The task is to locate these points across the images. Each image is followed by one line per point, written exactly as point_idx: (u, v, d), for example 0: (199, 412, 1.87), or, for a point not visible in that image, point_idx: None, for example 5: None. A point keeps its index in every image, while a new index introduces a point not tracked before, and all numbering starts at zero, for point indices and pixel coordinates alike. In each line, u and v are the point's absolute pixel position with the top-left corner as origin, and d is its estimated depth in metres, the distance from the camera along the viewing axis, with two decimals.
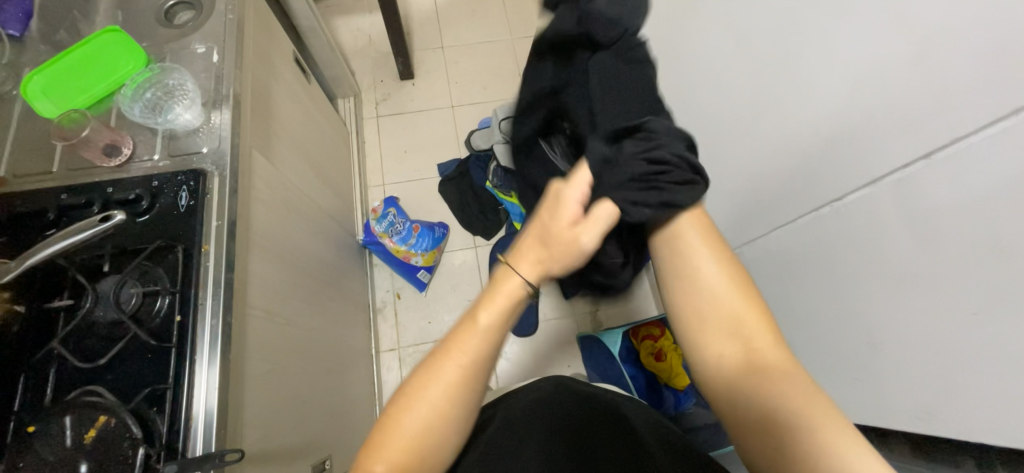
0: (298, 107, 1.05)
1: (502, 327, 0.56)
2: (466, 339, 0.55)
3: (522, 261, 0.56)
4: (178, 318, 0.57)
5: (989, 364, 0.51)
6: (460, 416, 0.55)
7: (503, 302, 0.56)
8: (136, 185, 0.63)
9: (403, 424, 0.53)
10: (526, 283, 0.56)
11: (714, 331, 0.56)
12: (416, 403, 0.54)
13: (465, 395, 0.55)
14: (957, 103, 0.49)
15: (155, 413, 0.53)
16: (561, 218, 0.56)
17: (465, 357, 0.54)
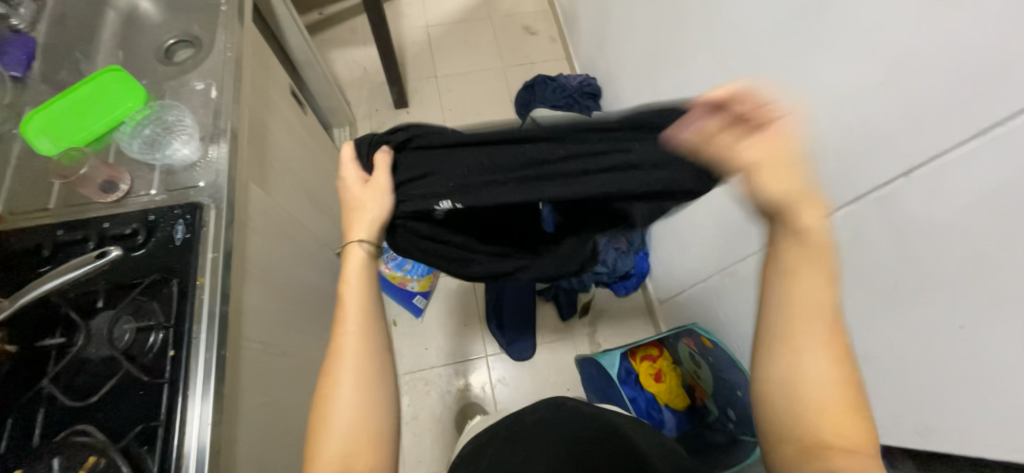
0: (294, 137, 1.07)
1: (371, 291, 0.56)
2: (341, 312, 0.54)
3: (355, 233, 0.55)
4: (171, 352, 0.57)
5: (984, 378, 0.52)
6: (382, 374, 0.54)
7: (357, 273, 0.56)
8: (133, 220, 0.63)
9: (333, 417, 0.51)
10: (365, 244, 0.55)
11: (801, 358, 0.45)
12: (333, 389, 0.52)
13: (374, 356, 0.54)
14: (932, 122, 0.51)
15: (146, 452, 0.52)
16: (350, 185, 0.57)
17: (352, 325, 0.53)
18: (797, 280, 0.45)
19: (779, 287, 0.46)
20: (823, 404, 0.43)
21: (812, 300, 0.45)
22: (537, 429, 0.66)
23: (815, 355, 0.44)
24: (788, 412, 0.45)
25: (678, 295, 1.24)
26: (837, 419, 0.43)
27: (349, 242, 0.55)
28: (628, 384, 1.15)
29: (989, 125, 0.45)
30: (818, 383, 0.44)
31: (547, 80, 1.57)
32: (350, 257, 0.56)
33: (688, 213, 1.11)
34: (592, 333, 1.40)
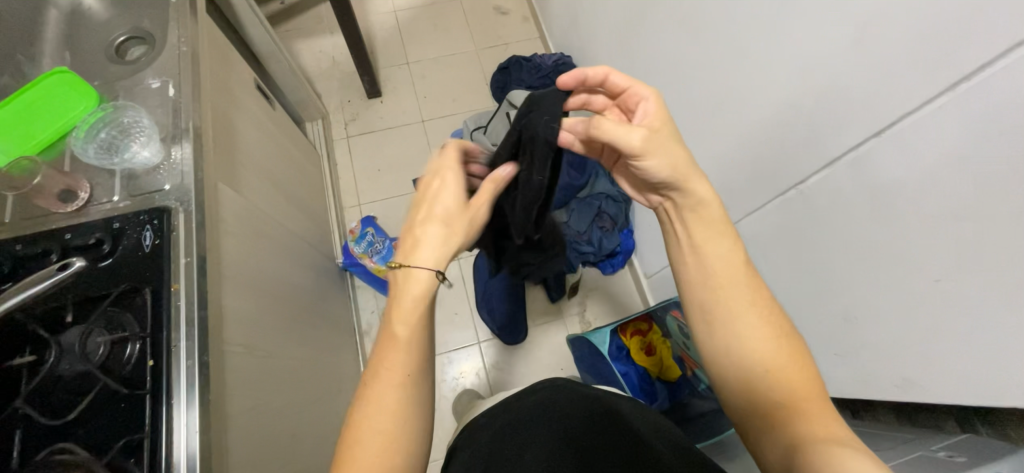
0: (264, 134, 1.03)
1: (423, 328, 0.54)
2: (391, 341, 0.52)
3: (422, 258, 0.53)
4: (151, 362, 0.55)
5: (957, 326, 0.54)
6: (420, 412, 0.52)
7: (411, 304, 0.53)
8: (96, 229, 0.61)
9: (362, 451, 0.49)
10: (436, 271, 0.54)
11: (722, 321, 0.52)
12: (370, 418, 0.50)
13: (416, 391, 0.52)
14: (900, 81, 0.52)
15: (133, 464, 0.51)
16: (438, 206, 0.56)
17: (402, 351, 0.52)
18: (704, 252, 0.54)
19: (703, 261, 0.54)
20: (773, 357, 0.50)
21: (729, 265, 0.54)
22: (527, 411, 0.67)
23: (749, 316, 0.52)
24: (731, 373, 0.52)
25: (664, 269, 1.26)
26: (780, 367, 0.49)
27: (415, 267, 0.53)
28: (619, 361, 1.18)
29: (958, 80, 0.46)
30: (756, 339, 0.51)
31: (522, 61, 1.54)
32: (411, 282, 0.53)
33: None
34: (581, 313, 1.41)
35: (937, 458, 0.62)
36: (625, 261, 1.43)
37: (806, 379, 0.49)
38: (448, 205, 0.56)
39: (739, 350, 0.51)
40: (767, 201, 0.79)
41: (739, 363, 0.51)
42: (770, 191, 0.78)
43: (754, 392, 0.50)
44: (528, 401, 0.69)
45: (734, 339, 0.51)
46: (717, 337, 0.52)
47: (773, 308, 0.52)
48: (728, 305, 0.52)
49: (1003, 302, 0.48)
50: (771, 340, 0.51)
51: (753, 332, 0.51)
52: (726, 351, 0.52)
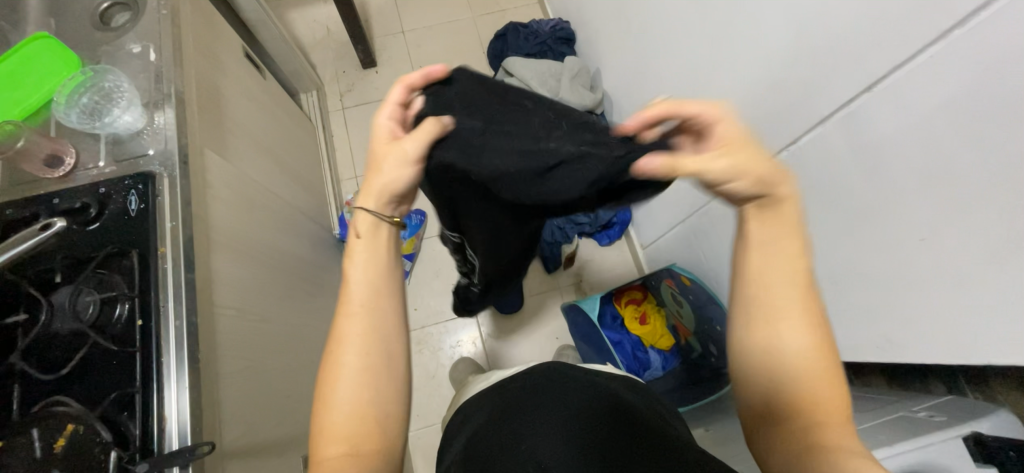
0: (253, 103, 1.03)
1: (376, 268, 0.53)
2: (347, 290, 0.52)
3: (360, 201, 0.52)
4: (140, 322, 0.57)
5: (941, 285, 0.53)
6: (386, 355, 0.52)
7: (365, 242, 0.53)
8: (82, 194, 0.62)
9: (334, 397, 0.49)
10: (380, 215, 0.52)
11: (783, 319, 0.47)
12: (335, 365, 0.50)
13: (381, 337, 0.52)
14: (894, 28, 0.49)
15: (126, 417, 0.53)
16: (380, 141, 0.53)
17: (359, 287, 0.52)
18: (759, 263, 0.48)
19: (748, 270, 0.49)
20: (810, 371, 0.46)
21: (773, 274, 0.48)
22: (523, 397, 0.66)
23: (790, 327, 0.47)
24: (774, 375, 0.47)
25: (660, 238, 1.25)
26: (811, 374, 0.46)
27: (354, 210, 0.53)
28: (611, 329, 1.20)
29: (949, 27, 0.44)
30: (797, 351, 0.46)
31: (518, 27, 1.50)
32: (356, 223, 0.53)
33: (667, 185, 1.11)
34: (578, 283, 1.42)
35: (917, 418, 0.63)
36: (622, 232, 1.43)
37: (827, 385, 0.45)
38: (388, 149, 0.52)
39: (773, 363, 0.47)
40: None
41: (770, 370, 0.47)
42: (762, 154, 0.76)
43: (772, 398, 0.46)
44: (521, 385, 0.67)
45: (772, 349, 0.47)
46: (751, 350, 0.48)
47: (818, 315, 0.48)
48: (768, 312, 0.48)
49: (986, 260, 0.48)
50: (809, 348, 0.46)
51: (792, 341, 0.46)
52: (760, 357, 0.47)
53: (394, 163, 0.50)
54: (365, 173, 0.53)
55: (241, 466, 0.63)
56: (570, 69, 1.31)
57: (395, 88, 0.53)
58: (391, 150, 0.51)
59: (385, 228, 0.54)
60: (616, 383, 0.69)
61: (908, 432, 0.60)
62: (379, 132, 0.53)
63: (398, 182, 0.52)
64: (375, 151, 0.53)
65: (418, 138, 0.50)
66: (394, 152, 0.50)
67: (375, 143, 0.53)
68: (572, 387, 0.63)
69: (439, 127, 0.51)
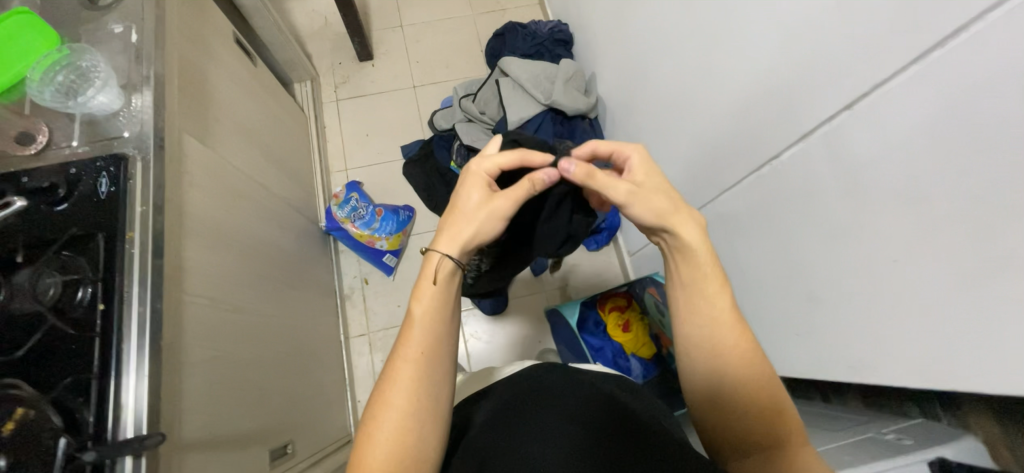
0: (242, 90, 1.01)
1: (442, 313, 0.55)
2: (408, 333, 0.54)
3: (438, 244, 0.56)
4: (101, 306, 0.56)
5: (907, 309, 0.53)
6: (432, 398, 0.53)
7: (432, 290, 0.55)
8: (51, 174, 0.60)
9: (377, 436, 0.50)
10: (454, 260, 0.55)
11: (717, 324, 0.52)
12: (382, 407, 0.51)
13: (430, 382, 0.53)
14: (876, 47, 0.49)
15: (80, 403, 0.52)
16: (472, 194, 0.58)
17: (420, 327, 0.54)
18: (696, 294, 0.53)
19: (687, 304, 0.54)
20: (750, 374, 0.51)
21: (708, 307, 0.52)
22: (511, 394, 0.65)
23: (731, 360, 0.51)
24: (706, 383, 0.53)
25: (646, 247, 1.25)
26: (754, 397, 0.50)
27: (431, 251, 0.56)
28: (594, 335, 1.21)
29: (928, 48, 0.44)
30: (736, 367, 0.51)
31: (517, 27, 1.49)
32: (427, 266, 0.56)
33: None
34: (563, 287, 1.41)
35: (885, 440, 0.62)
36: (610, 238, 1.42)
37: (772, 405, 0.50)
38: (476, 200, 0.57)
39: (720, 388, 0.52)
40: (744, 177, 0.77)
41: (718, 393, 0.52)
42: (746, 166, 0.76)
43: (727, 421, 0.51)
44: (521, 386, 0.66)
45: (716, 380, 0.52)
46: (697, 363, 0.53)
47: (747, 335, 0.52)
48: (713, 346, 0.52)
49: (954, 285, 0.47)
50: (745, 370, 0.51)
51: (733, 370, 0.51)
52: (707, 385, 0.53)
53: (490, 216, 0.57)
54: (450, 214, 0.58)
55: (201, 457, 0.62)
56: (565, 71, 1.30)
57: (510, 154, 0.59)
58: (495, 203, 0.57)
59: (458, 279, 0.57)
60: (603, 381, 0.69)
61: (873, 454, 0.60)
62: (473, 190, 0.58)
63: (484, 232, 0.57)
64: (467, 202, 0.58)
65: (517, 198, 0.57)
66: (493, 207, 0.57)
67: (467, 191, 0.58)
68: (573, 392, 0.63)
69: (534, 191, 0.58)
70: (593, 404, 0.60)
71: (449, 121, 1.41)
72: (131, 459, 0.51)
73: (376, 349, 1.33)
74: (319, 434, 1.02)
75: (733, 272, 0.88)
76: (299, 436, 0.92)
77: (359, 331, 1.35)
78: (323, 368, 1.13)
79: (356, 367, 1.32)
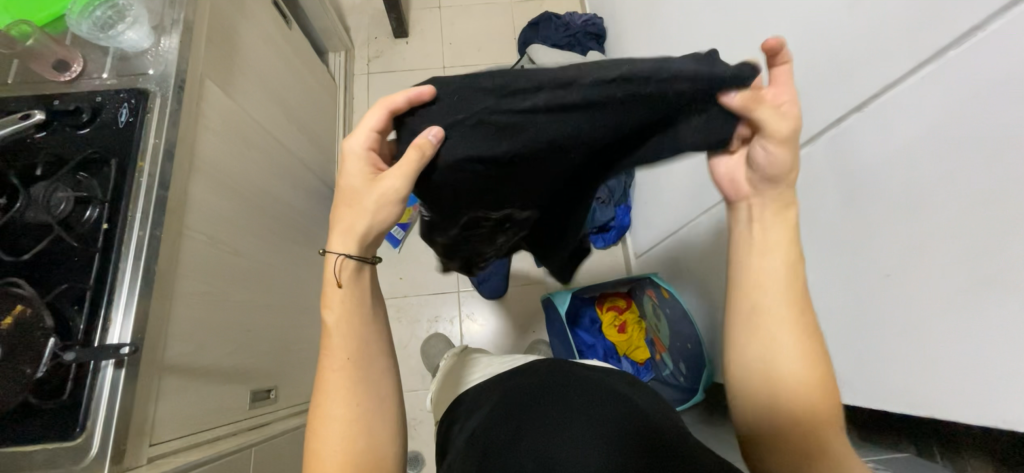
0: (271, 49, 1.06)
1: (360, 311, 0.49)
2: (327, 344, 0.48)
3: (332, 244, 0.49)
4: (105, 226, 0.60)
5: (894, 328, 0.50)
6: (372, 399, 0.48)
7: (342, 293, 0.49)
8: (80, 100, 0.65)
9: (323, 451, 0.45)
10: (354, 257, 0.49)
11: (772, 298, 0.47)
12: (321, 422, 0.46)
13: (366, 382, 0.48)
14: (892, 44, 0.46)
15: (76, 310, 0.56)
16: (352, 181, 0.49)
17: (337, 334, 0.48)
18: (755, 261, 0.49)
19: (750, 266, 0.49)
20: (802, 366, 0.45)
21: (765, 274, 0.48)
22: (520, 392, 0.61)
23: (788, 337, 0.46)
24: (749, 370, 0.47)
25: (652, 249, 1.22)
26: (808, 394, 0.44)
27: (328, 254, 0.49)
28: (588, 331, 1.20)
29: (943, 47, 0.41)
30: (789, 351, 0.45)
31: (551, 17, 1.48)
32: (328, 271, 0.49)
33: (658, 189, 1.14)
34: (565, 281, 1.40)
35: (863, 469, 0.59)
36: (619, 237, 1.39)
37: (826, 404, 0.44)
38: (359, 190, 0.48)
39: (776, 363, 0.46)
40: None
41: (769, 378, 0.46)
42: None
43: (774, 414, 0.45)
44: (527, 385, 0.62)
45: (768, 354, 0.46)
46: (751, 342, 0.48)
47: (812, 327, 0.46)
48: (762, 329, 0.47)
49: (945, 306, 0.44)
50: (802, 359, 0.45)
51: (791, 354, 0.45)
52: (763, 361, 0.46)
53: (379, 203, 0.47)
54: (337, 210, 0.50)
55: (181, 382, 0.66)
56: (591, 63, 1.28)
57: (373, 114, 0.46)
58: (377, 185, 0.47)
59: (366, 269, 0.50)
60: (603, 375, 0.65)
61: None
62: (352, 173, 0.49)
63: (377, 221, 0.49)
64: (350, 189, 0.49)
65: (398, 175, 0.45)
66: (379, 192, 0.46)
67: (348, 180, 0.49)
68: (574, 393, 0.58)
69: (423, 162, 0.44)
70: (591, 404, 0.55)
71: None
72: (114, 364, 0.54)
73: None
74: (304, 387, 1.06)
75: None
76: (283, 384, 0.96)
77: None
78: (318, 326, 1.16)
79: None
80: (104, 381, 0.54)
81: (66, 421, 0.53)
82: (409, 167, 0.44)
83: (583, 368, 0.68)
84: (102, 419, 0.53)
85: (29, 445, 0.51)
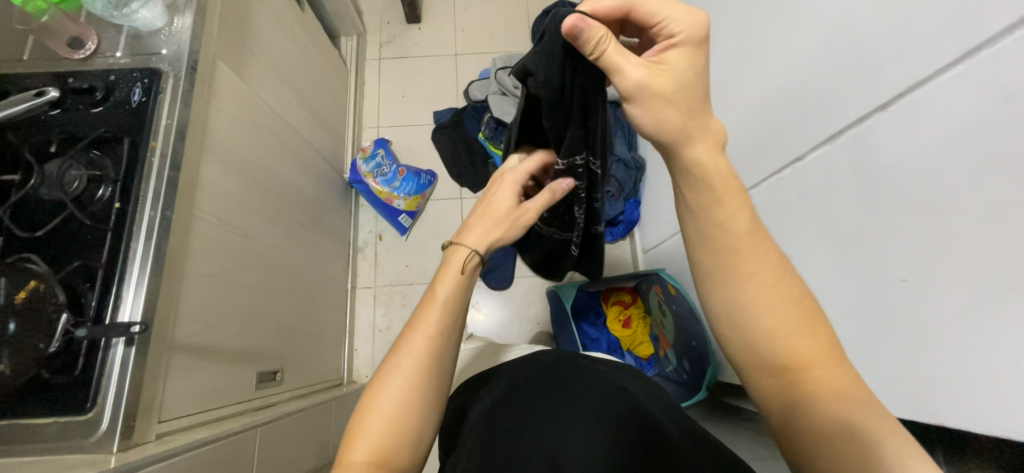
0: (284, 30, 1.05)
1: (462, 300, 0.52)
2: (427, 312, 0.50)
3: (466, 239, 0.57)
4: (117, 205, 0.60)
5: (907, 334, 0.49)
6: (442, 384, 0.49)
7: (456, 274, 0.53)
8: (95, 78, 0.65)
9: (382, 406, 0.45)
10: (474, 253, 0.55)
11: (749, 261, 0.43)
12: (390, 380, 0.46)
13: (441, 364, 0.48)
14: (922, 42, 0.44)
15: (87, 287, 0.57)
16: (499, 202, 0.60)
17: (440, 311, 0.50)
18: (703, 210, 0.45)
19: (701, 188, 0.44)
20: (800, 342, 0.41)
21: (732, 235, 0.44)
22: (534, 380, 0.61)
23: (758, 275, 0.43)
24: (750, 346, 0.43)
25: (660, 245, 1.21)
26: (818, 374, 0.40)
27: (456, 243, 0.56)
28: (593, 326, 1.20)
29: (977, 45, 0.40)
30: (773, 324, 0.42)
31: (567, 6, 1.45)
32: (456, 253, 0.55)
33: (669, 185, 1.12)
34: (571, 275, 1.40)
35: None
36: (627, 232, 1.39)
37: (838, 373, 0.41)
38: (503, 208, 0.60)
39: (745, 306, 0.43)
40: (765, 178, 0.73)
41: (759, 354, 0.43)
42: (769, 166, 0.71)
43: (781, 384, 0.42)
44: (544, 372, 0.62)
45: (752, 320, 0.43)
46: (726, 310, 0.44)
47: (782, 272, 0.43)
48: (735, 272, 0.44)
49: (965, 313, 0.43)
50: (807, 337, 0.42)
51: (766, 306, 0.42)
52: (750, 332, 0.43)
53: (518, 222, 0.60)
54: (475, 219, 0.60)
55: (189, 361, 0.67)
56: None
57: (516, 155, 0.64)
58: (523, 213, 0.60)
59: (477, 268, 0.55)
60: (610, 368, 0.65)
61: None
62: (498, 196, 0.61)
63: (511, 233, 0.60)
64: (496, 208, 0.60)
65: (539, 206, 0.60)
66: (521, 214, 0.59)
67: (494, 202, 0.61)
68: (588, 385, 0.58)
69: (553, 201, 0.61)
70: (603, 398, 0.55)
71: (484, 92, 1.40)
72: (123, 342, 0.55)
73: (379, 303, 1.37)
74: (309, 369, 1.07)
75: None
76: (289, 366, 0.97)
77: (367, 283, 1.39)
78: (324, 311, 1.17)
79: (358, 317, 1.36)
80: (115, 358, 0.55)
81: (79, 396, 0.54)
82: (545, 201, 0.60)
83: (591, 360, 0.68)
84: (113, 394, 0.54)
85: (41, 418, 0.52)
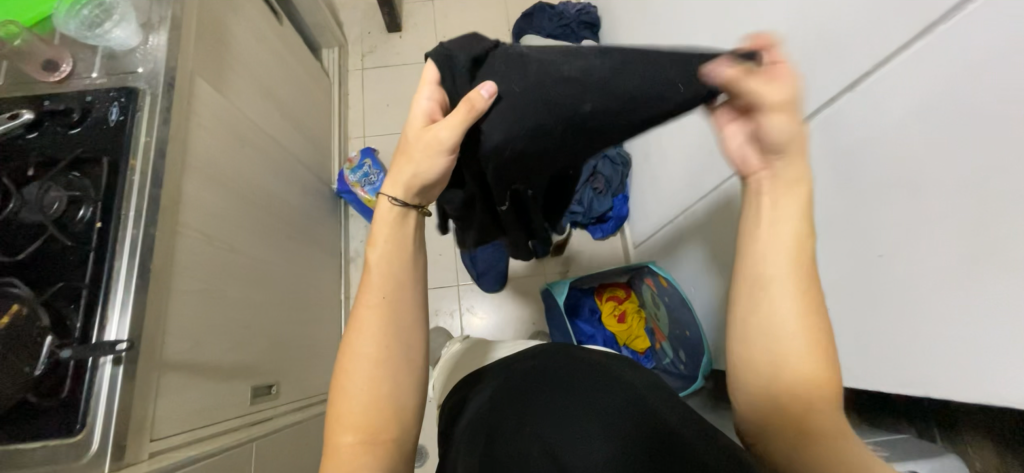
0: (262, 43, 1.05)
1: (397, 256, 0.51)
2: (367, 280, 0.50)
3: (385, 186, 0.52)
4: (99, 224, 0.60)
5: (891, 309, 0.50)
6: (406, 347, 0.49)
7: (386, 231, 0.51)
8: (70, 99, 0.65)
9: (350, 387, 0.46)
10: (396, 200, 0.51)
11: (787, 273, 0.45)
12: (350, 359, 0.47)
13: (398, 328, 0.49)
14: (882, 22, 0.45)
15: (71, 308, 0.57)
16: (412, 127, 0.51)
17: (377, 275, 0.49)
18: (770, 230, 0.46)
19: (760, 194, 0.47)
20: (814, 368, 0.42)
21: (766, 248, 0.46)
22: (537, 369, 0.62)
23: (795, 300, 0.44)
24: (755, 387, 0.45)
25: (650, 238, 1.21)
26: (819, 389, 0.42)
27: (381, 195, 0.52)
28: (588, 322, 1.21)
29: (935, 21, 0.40)
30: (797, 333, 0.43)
31: (546, 7, 1.46)
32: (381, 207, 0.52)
33: (655, 178, 1.13)
34: (565, 273, 1.40)
35: None
36: (617, 228, 1.39)
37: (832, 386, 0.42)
38: (414, 133, 0.51)
39: (779, 329, 0.44)
40: None
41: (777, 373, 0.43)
42: None
43: (776, 410, 0.43)
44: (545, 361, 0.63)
45: (773, 327, 0.44)
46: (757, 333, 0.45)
47: (819, 296, 0.45)
48: (765, 282, 0.45)
49: (943, 284, 0.44)
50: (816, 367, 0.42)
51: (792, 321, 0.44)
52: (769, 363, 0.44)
53: (431, 147, 0.49)
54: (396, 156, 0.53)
55: (178, 377, 0.66)
56: None
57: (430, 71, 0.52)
58: (434, 133, 0.49)
59: (413, 217, 0.53)
60: (611, 360, 0.65)
61: None
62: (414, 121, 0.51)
63: (429, 166, 0.50)
64: (409, 137, 0.51)
65: (453, 124, 0.48)
66: (436, 135, 0.48)
67: (408, 129, 0.52)
68: (586, 369, 0.60)
69: (472, 114, 0.47)
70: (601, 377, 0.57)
71: None
72: (111, 360, 0.55)
73: None
74: (304, 381, 1.06)
75: (727, 265, 0.84)
76: (283, 379, 0.96)
77: None
78: (316, 322, 1.17)
79: None
80: (103, 378, 0.54)
81: (65, 419, 0.53)
82: (455, 117, 0.48)
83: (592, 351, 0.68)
84: (102, 416, 0.53)
85: (30, 443, 0.51)
